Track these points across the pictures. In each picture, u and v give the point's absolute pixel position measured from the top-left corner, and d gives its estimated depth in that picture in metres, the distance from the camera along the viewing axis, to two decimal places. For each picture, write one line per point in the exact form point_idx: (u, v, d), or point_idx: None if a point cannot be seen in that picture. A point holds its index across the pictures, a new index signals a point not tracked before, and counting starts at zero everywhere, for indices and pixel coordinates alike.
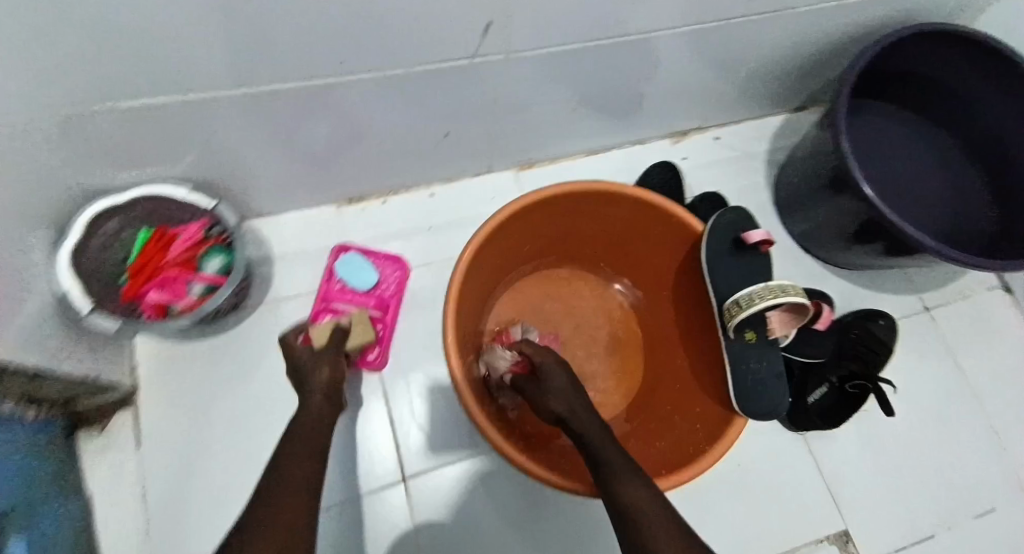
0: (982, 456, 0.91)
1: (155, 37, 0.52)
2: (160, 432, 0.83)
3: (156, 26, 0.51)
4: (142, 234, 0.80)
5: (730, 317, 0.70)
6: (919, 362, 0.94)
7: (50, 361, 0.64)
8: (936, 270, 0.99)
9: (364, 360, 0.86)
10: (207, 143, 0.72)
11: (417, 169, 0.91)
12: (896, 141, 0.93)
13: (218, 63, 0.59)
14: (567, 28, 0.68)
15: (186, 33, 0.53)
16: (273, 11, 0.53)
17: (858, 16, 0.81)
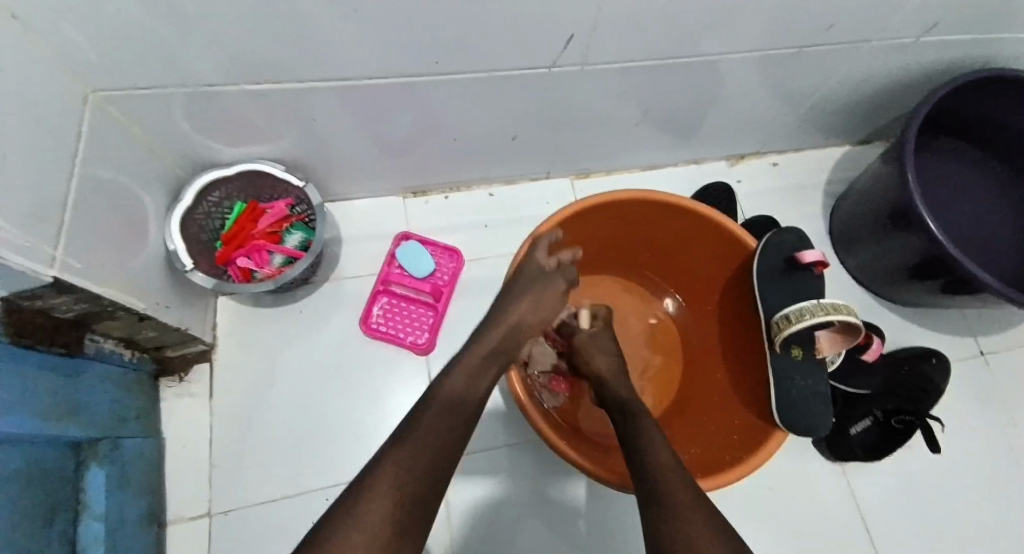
0: (1023, 508, 0.88)
1: (272, 24, 0.58)
2: (225, 386, 0.90)
3: (275, 13, 0.57)
4: (238, 206, 0.88)
5: (777, 331, 0.75)
6: (967, 404, 0.92)
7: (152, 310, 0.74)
8: (993, 314, 0.97)
9: (413, 342, 0.91)
10: (298, 126, 0.79)
11: (481, 168, 0.95)
12: (968, 181, 0.92)
13: (320, 53, 0.64)
14: (644, 46, 0.71)
15: (299, 22, 0.58)
16: (378, 10, 0.58)
17: (938, 53, 0.81)
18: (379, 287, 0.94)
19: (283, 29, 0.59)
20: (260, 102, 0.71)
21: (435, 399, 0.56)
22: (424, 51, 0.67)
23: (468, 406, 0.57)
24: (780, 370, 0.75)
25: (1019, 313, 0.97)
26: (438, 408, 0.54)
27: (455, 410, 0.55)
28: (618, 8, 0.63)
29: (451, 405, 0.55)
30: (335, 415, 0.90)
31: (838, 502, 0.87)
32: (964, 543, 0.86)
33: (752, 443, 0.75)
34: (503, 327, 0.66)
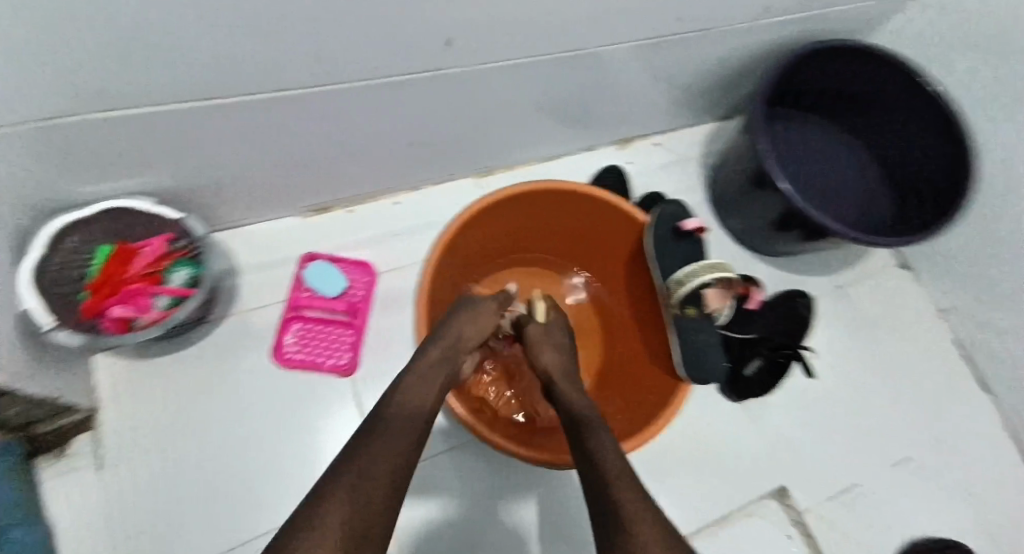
0: (900, 417, 1.01)
1: (126, 45, 0.52)
2: (124, 452, 0.79)
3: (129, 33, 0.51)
4: (103, 250, 0.77)
5: (672, 294, 0.82)
6: (839, 337, 1.05)
7: (17, 379, 0.62)
8: (848, 252, 1.11)
9: (335, 364, 0.88)
10: (171, 159, 0.71)
11: (381, 177, 0.93)
12: (815, 144, 1.07)
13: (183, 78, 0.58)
14: (528, 42, 0.74)
15: (154, 49, 0.52)
16: (243, 33, 0.54)
17: (767, 35, 0.93)
18: (288, 313, 0.89)
19: (138, 41, 0.52)
20: (121, 130, 0.63)
21: (388, 417, 0.56)
22: (307, 58, 0.63)
23: (418, 417, 0.58)
24: (682, 327, 0.82)
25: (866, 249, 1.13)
26: (391, 430, 0.54)
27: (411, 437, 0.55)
28: (501, 5, 0.64)
29: (408, 433, 0.55)
30: (258, 458, 0.83)
31: (753, 439, 0.96)
32: (857, 455, 0.98)
33: (665, 399, 0.80)
34: (441, 342, 0.68)
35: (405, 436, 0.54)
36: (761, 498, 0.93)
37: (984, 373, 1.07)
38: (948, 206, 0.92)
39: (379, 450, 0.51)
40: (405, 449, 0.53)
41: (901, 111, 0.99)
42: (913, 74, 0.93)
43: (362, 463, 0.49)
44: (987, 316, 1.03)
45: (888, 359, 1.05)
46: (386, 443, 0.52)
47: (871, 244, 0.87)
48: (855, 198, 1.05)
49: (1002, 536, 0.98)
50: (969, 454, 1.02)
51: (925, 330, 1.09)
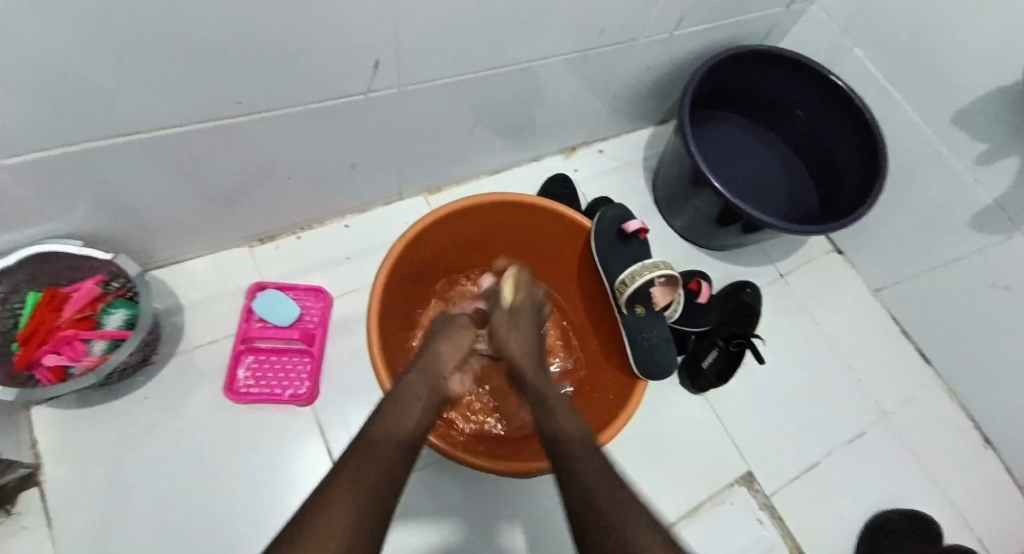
0: (848, 392, 1.06)
1: (39, 80, 0.51)
2: (72, 506, 0.76)
3: (42, 67, 0.50)
4: (30, 298, 0.74)
5: (620, 295, 0.85)
6: (785, 321, 1.10)
7: None
8: (787, 241, 1.17)
9: (293, 395, 0.86)
10: (103, 195, 0.70)
11: (328, 202, 0.93)
12: (745, 143, 1.12)
13: (104, 108, 0.58)
14: (456, 61, 0.76)
15: (69, 75, 0.52)
16: (162, 48, 0.54)
17: (689, 42, 0.98)
18: (240, 346, 0.86)
19: (48, 79, 0.52)
20: (40, 175, 0.62)
21: (372, 438, 0.55)
22: (232, 87, 0.63)
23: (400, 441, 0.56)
24: (630, 328, 0.85)
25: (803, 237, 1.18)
26: (376, 452, 0.53)
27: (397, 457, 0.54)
28: (421, 24, 0.66)
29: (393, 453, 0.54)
30: (218, 498, 0.80)
31: (713, 428, 0.99)
32: (813, 433, 1.02)
33: (623, 400, 0.82)
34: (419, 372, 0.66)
35: (390, 455, 0.53)
36: (730, 487, 0.95)
37: (923, 345, 1.12)
38: (866, 193, 0.98)
39: (361, 468, 0.51)
40: (389, 467, 0.52)
41: (818, 106, 1.05)
42: (823, 73, 0.99)
43: (347, 478, 0.49)
44: (918, 292, 1.09)
45: (831, 340, 1.10)
46: (369, 462, 0.52)
47: (802, 233, 0.92)
48: (787, 190, 1.11)
49: (956, 500, 1.02)
50: (918, 424, 1.06)
51: (864, 310, 1.14)
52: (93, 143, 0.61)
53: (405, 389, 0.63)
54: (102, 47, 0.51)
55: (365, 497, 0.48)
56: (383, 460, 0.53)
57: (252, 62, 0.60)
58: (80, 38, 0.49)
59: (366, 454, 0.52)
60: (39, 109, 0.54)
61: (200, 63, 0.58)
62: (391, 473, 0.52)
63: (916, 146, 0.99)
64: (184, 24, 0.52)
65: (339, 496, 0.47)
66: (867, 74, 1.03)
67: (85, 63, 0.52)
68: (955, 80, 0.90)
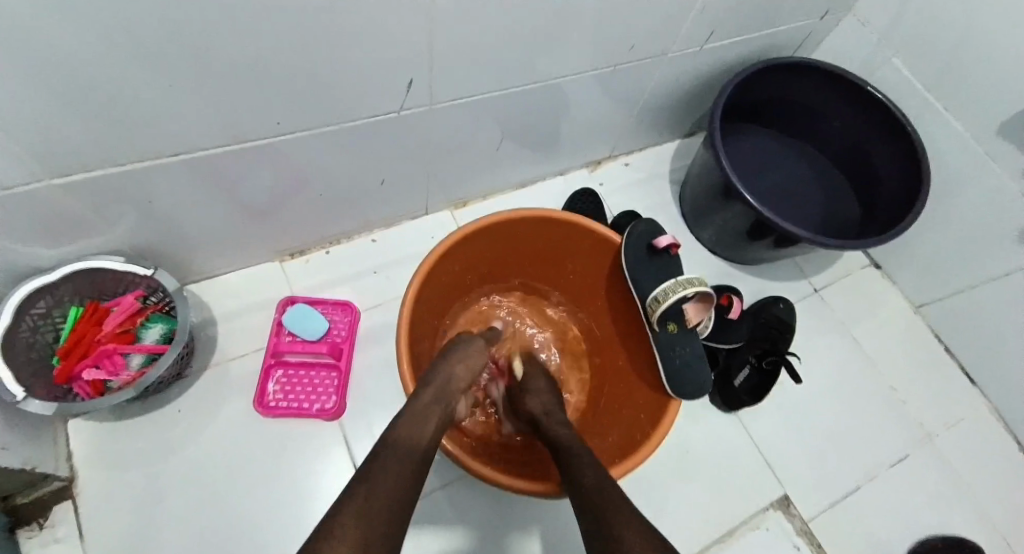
0: (886, 412, 1.02)
1: (83, 102, 0.53)
2: (105, 518, 0.77)
3: (86, 88, 0.52)
4: (73, 312, 0.76)
5: (651, 313, 0.83)
6: (819, 337, 1.06)
7: None
8: (821, 256, 1.14)
9: (321, 409, 0.86)
10: (139, 213, 0.71)
11: (356, 217, 0.94)
12: (776, 155, 1.10)
13: (145, 128, 0.59)
14: (486, 77, 0.76)
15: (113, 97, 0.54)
16: (199, 70, 0.55)
17: (720, 54, 0.97)
18: (271, 360, 0.87)
19: (89, 99, 0.53)
20: (81, 193, 0.63)
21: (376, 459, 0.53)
22: (266, 107, 0.64)
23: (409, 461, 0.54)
24: (662, 344, 0.83)
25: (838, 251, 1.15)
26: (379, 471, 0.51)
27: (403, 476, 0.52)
28: (452, 43, 0.66)
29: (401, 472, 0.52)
30: (248, 513, 0.80)
31: (746, 447, 0.96)
32: (850, 455, 0.98)
33: (654, 418, 0.80)
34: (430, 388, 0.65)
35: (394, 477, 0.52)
36: (763, 511, 0.93)
37: (968, 365, 1.07)
38: (907, 204, 0.95)
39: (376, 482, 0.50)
40: (401, 484, 0.51)
41: (854, 118, 1.02)
42: (859, 82, 0.97)
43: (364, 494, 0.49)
44: (961, 308, 1.05)
45: (869, 358, 1.06)
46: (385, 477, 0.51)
47: (837, 248, 0.89)
48: (820, 203, 1.08)
49: (1006, 528, 0.97)
50: (963, 447, 1.02)
51: (903, 326, 1.11)
52: (130, 164, 0.63)
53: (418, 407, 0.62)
54: (141, 68, 0.52)
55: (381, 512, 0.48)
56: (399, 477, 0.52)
57: (285, 80, 0.61)
58: (120, 59, 0.50)
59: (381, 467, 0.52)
60: (80, 128, 0.55)
61: (235, 83, 0.58)
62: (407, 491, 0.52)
63: (958, 158, 0.96)
64: (221, 45, 0.53)
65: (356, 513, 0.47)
66: (905, 85, 1.00)
67: (124, 83, 0.53)
68: (1000, 90, 0.87)
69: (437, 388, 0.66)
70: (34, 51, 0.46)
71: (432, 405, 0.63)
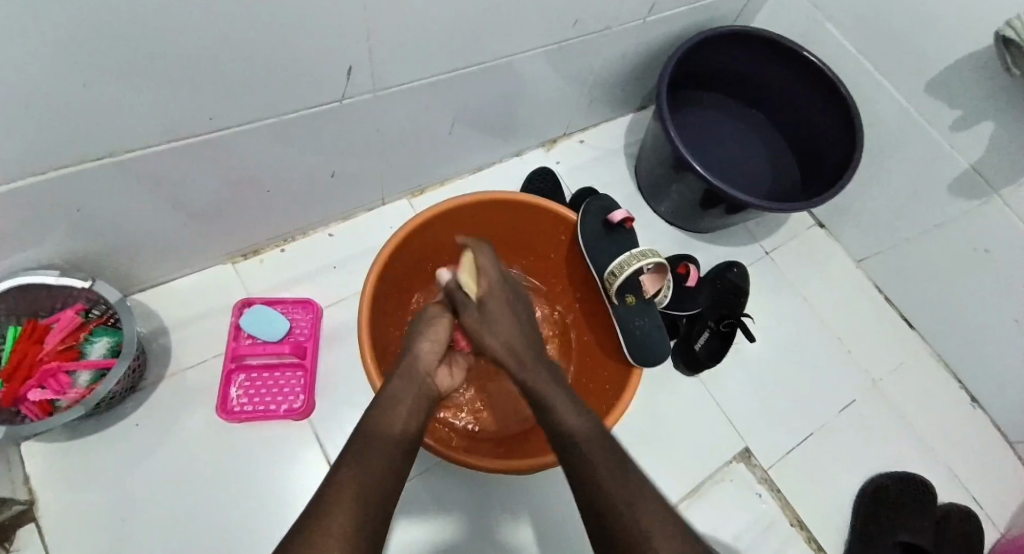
0: (838, 363, 1.08)
1: (2, 108, 0.50)
2: (70, 538, 0.75)
3: (3, 94, 0.49)
4: (11, 332, 0.72)
5: (610, 286, 0.84)
6: (773, 297, 1.11)
7: None
8: (771, 219, 1.18)
9: (288, 409, 0.84)
10: (76, 222, 0.68)
11: (311, 212, 0.92)
12: (722, 124, 1.13)
13: (72, 133, 0.56)
14: (431, 61, 0.74)
15: (33, 102, 0.51)
16: (123, 67, 0.52)
17: (663, 27, 0.98)
18: (231, 364, 0.84)
19: (7, 106, 0.50)
20: (8, 204, 0.60)
21: (353, 451, 0.53)
22: (203, 103, 0.61)
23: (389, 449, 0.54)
24: (622, 317, 0.85)
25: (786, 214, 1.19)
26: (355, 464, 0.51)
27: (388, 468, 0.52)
28: (392, 27, 0.65)
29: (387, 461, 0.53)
30: (221, 518, 0.79)
31: (709, 407, 1.00)
32: (807, 407, 1.03)
33: (620, 388, 0.81)
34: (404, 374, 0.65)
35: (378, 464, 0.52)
36: (729, 465, 0.97)
37: (909, 313, 1.14)
38: (845, 165, 0.99)
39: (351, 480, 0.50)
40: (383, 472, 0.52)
41: (794, 84, 1.05)
42: (797, 49, 0.99)
43: (340, 491, 0.48)
44: (901, 260, 1.10)
45: (819, 314, 1.11)
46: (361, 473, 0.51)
47: (784, 211, 0.92)
48: (768, 168, 1.11)
49: (949, 462, 1.04)
50: (908, 391, 1.08)
51: (849, 281, 1.16)
52: (57, 169, 0.59)
53: (387, 395, 0.61)
54: (61, 69, 0.49)
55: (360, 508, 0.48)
56: (376, 470, 0.52)
57: (220, 75, 0.59)
58: (36, 60, 0.47)
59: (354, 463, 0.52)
60: (0, 137, 0.52)
61: (166, 80, 0.56)
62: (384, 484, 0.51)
63: (891, 117, 1.01)
64: (147, 40, 0.51)
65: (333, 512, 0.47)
66: (841, 48, 1.03)
67: (44, 86, 0.50)
68: (926, 49, 0.91)
69: (405, 374, 0.65)
70: None
71: (402, 392, 0.62)
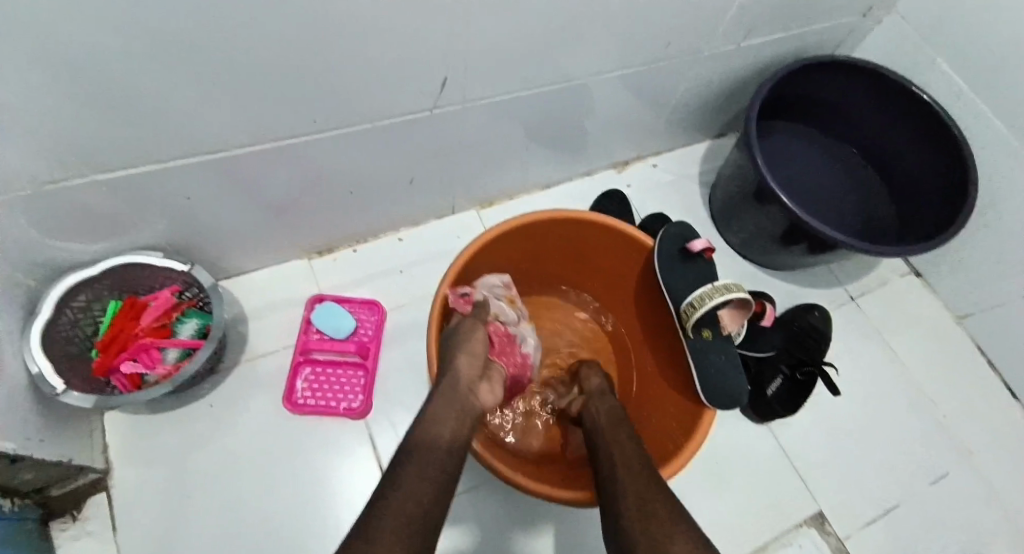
0: (925, 427, 0.99)
1: (129, 99, 0.54)
2: (136, 511, 0.78)
3: (131, 85, 0.52)
4: (111, 307, 0.78)
5: (687, 318, 0.80)
6: (855, 346, 1.03)
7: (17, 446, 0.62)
8: (856, 263, 1.10)
9: (346, 408, 0.86)
10: (178, 211, 0.72)
11: (384, 217, 0.94)
12: (810, 157, 1.08)
13: (185, 127, 0.60)
14: (516, 77, 0.75)
15: (156, 96, 0.55)
16: (235, 69, 0.55)
17: (755, 55, 0.95)
18: (299, 357, 0.88)
19: (132, 98, 0.54)
20: (122, 190, 0.64)
21: (402, 469, 0.51)
22: (300, 107, 0.64)
23: (435, 472, 0.53)
24: (694, 351, 0.81)
25: (875, 258, 1.12)
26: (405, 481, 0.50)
27: (441, 489, 0.52)
28: (483, 43, 0.65)
29: (437, 486, 0.52)
30: (278, 512, 0.81)
31: (778, 459, 0.94)
32: (887, 471, 0.95)
33: (687, 425, 0.78)
34: (448, 385, 0.64)
35: (426, 486, 0.51)
36: (797, 528, 0.90)
37: (1011, 378, 1.03)
38: (952, 211, 0.92)
39: (411, 481, 0.50)
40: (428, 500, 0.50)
41: (896, 121, 0.99)
42: (904, 83, 0.93)
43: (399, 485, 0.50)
44: (1006, 320, 1.01)
45: (907, 369, 1.03)
46: (421, 474, 0.52)
47: (880, 254, 0.86)
48: (858, 208, 1.05)
49: None
50: (1008, 467, 0.98)
51: (943, 337, 1.07)
52: (169, 161, 0.63)
53: (440, 408, 0.60)
54: (183, 68, 0.53)
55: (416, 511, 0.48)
56: (434, 470, 0.53)
57: (321, 81, 0.61)
58: (159, 57, 0.50)
59: (414, 465, 0.52)
60: (119, 127, 0.56)
61: (271, 82, 0.58)
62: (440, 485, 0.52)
63: (1004, 163, 0.93)
64: (261, 45, 0.54)
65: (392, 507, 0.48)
66: (950, 87, 0.97)
67: (166, 81, 0.53)
68: None
69: (451, 388, 0.64)
70: (78, 51, 0.47)
71: (448, 406, 0.61)
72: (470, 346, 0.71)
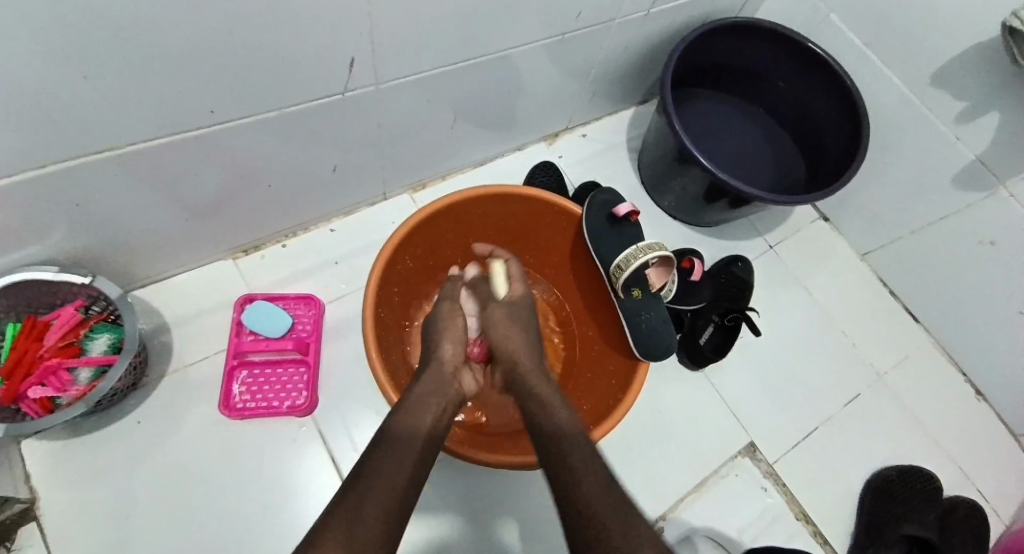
0: (843, 358, 1.07)
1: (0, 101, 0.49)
2: (71, 537, 0.74)
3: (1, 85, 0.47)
4: (10, 329, 0.72)
5: (616, 280, 0.84)
6: (776, 290, 1.10)
7: None
8: (774, 214, 1.17)
9: (291, 406, 0.83)
10: (77, 217, 0.67)
11: (314, 208, 0.91)
12: (725, 117, 1.12)
13: (73, 126, 0.55)
14: (432, 53, 0.73)
15: (33, 95, 0.50)
16: (121, 61, 0.51)
17: (666, 19, 0.97)
18: (233, 361, 0.84)
19: (6, 99, 0.49)
20: (7, 201, 0.59)
21: (385, 437, 0.55)
22: (200, 97, 0.60)
23: (415, 442, 0.56)
24: (628, 312, 0.85)
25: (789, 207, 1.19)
26: (386, 449, 0.53)
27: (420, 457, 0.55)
28: (394, 16, 0.63)
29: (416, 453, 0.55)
30: (226, 517, 0.78)
31: (715, 402, 0.99)
32: (813, 402, 1.03)
33: (627, 384, 0.81)
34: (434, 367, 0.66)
35: (407, 452, 0.54)
36: (733, 460, 0.96)
37: (912, 305, 1.13)
38: (851, 156, 0.98)
39: (393, 450, 0.53)
40: (410, 471, 0.53)
41: (798, 76, 1.05)
42: (802, 41, 0.99)
43: (381, 451, 0.53)
44: (905, 253, 1.10)
45: (822, 305, 1.11)
46: (402, 446, 0.54)
47: (791, 204, 0.91)
48: (772, 164, 1.11)
49: (953, 454, 1.04)
50: (914, 383, 1.08)
51: (853, 275, 1.16)
52: (58, 164, 0.58)
53: (426, 389, 0.63)
54: (61, 61, 0.48)
55: (394, 492, 0.50)
56: (412, 444, 0.55)
57: (220, 68, 0.58)
58: (30, 51, 0.46)
59: (393, 442, 0.54)
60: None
61: (166, 72, 0.55)
62: (420, 469, 0.54)
63: (894, 109, 1.00)
64: (147, 31, 0.49)
65: (374, 488, 0.49)
66: (845, 42, 1.03)
67: (40, 80, 0.49)
68: (932, 41, 0.90)
69: (433, 378, 0.64)
70: None
71: (430, 390, 0.63)
72: (453, 332, 0.71)
